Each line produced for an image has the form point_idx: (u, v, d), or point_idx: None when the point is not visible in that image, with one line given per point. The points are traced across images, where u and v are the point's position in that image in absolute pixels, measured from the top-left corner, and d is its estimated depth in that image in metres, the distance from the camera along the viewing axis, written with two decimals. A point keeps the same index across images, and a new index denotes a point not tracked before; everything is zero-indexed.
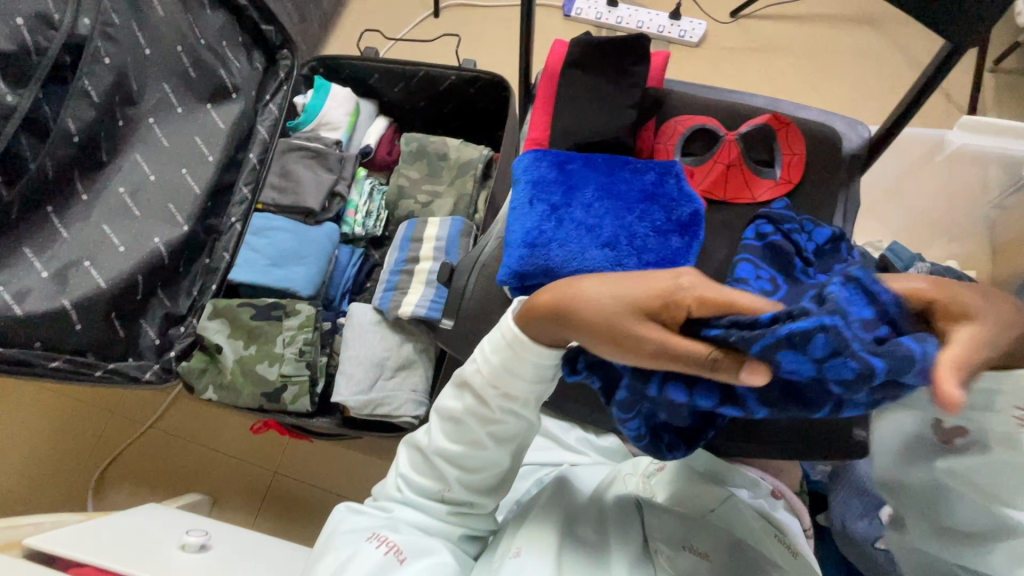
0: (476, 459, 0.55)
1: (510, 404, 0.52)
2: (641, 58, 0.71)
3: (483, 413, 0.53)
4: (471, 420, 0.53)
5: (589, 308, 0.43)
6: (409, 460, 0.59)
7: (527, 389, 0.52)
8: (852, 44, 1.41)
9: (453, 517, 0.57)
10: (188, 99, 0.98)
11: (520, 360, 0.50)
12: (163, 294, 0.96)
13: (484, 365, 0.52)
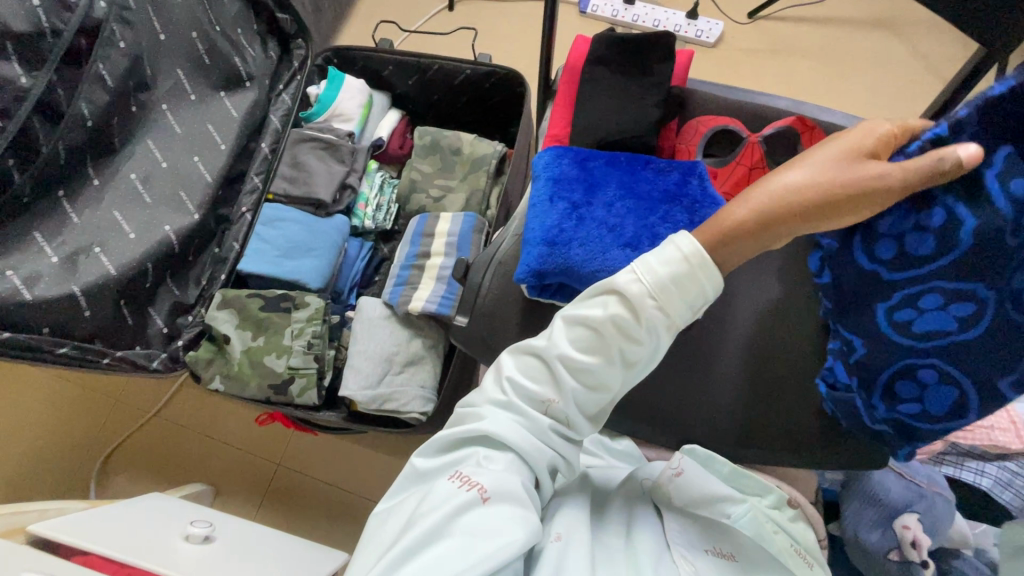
0: (601, 377, 0.50)
1: (660, 316, 0.47)
2: (665, 57, 0.70)
3: (625, 323, 0.47)
4: (610, 331, 0.48)
5: (804, 197, 0.44)
6: (518, 364, 0.52)
7: (684, 310, 0.47)
8: (871, 48, 1.39)
9: (555, 436, 0.51)
10: (201, 86, 0.97)
11: (693, 276, 0.45)
12: (172, 282, 0.96)
13: (645, 273, 0.46)
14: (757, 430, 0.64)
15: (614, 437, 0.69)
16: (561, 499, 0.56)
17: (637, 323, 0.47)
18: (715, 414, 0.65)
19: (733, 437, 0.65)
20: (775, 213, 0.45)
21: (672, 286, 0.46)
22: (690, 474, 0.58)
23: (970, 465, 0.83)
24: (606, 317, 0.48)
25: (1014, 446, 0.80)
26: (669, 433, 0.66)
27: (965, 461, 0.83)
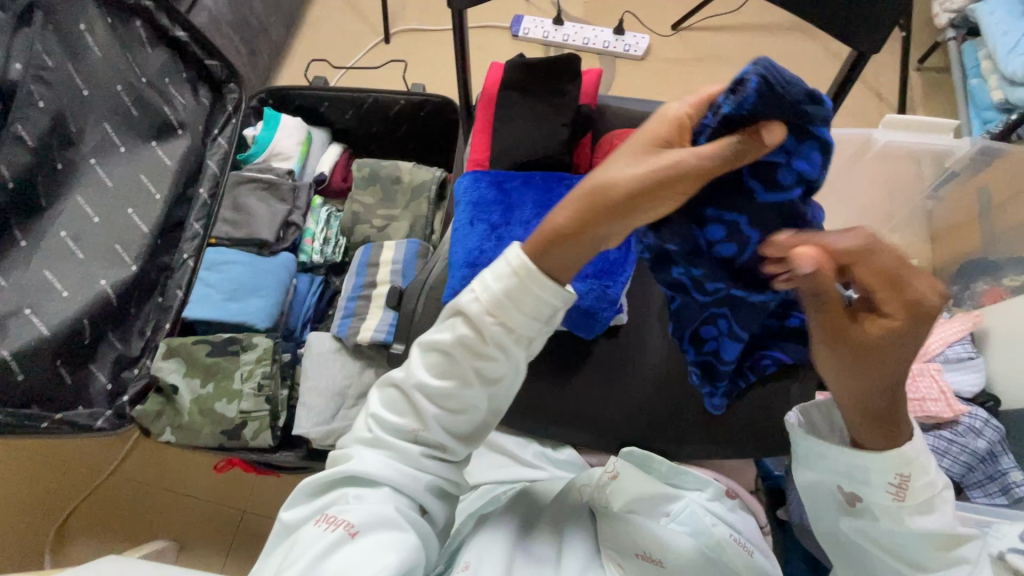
0: (460, 399, 0.52)
1: (505, 330, 0.49)
2: (574, 77, 0.74)
3: (475, 341, 0.49)
4: (460, 352, 0.50)
5: (619, 191, 0.45)
6: (383, 399, 0.54)
7: (525, 322, 0.48)
8: (787, 50, 1.47)
9: (429, 461, 0.53)
10: (131, 137, 0.97)
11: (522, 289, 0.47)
12: (114, 336, 0.94)
13: (481, 291, 0.49)
14: (691, 425, 0.66)
15: (557, 447, 0.69)
16: (487, 526, 0.56)
17: (484, 342, 0.49)
18: (655, 416, 0.66)
19: (669, 434, 0.66)
20: (600, 209, 0.46)
21: (515, 303, 0.47)
22: (626, 478, 0.60)
23: None
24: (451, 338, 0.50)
25: (946, 416, 0.87)
26: (610, 438, 0.67)
27: None
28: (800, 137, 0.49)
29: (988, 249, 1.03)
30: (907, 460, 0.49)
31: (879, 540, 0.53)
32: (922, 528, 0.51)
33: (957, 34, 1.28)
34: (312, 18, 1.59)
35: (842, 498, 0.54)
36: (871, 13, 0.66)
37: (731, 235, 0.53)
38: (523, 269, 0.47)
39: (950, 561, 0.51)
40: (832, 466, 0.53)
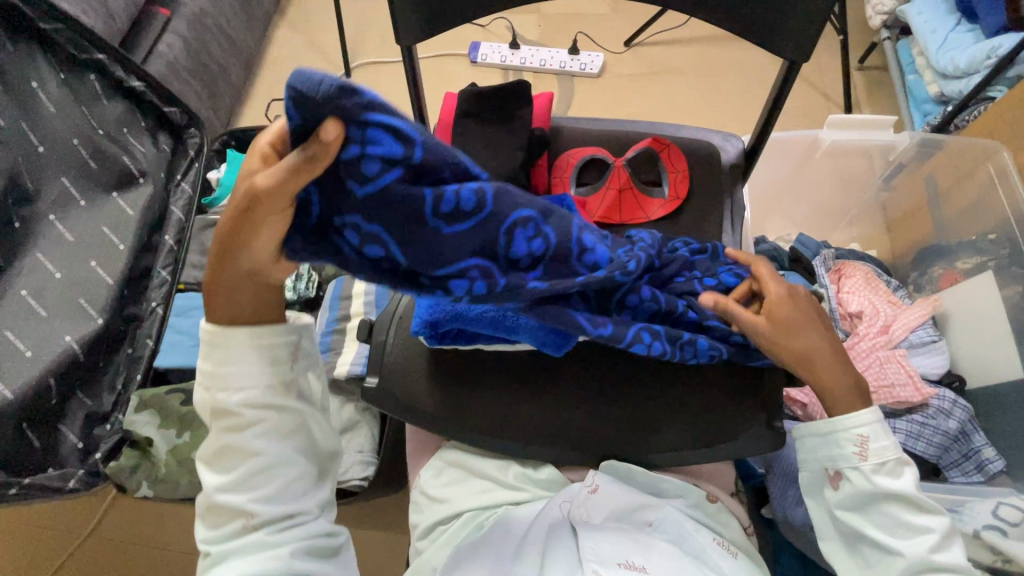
0: (257, 469, 0.56)
1: (254, 396, 0.55)
2: (523, 102, 0.79)
3: (232, 420, 0.55)
4: (227, 435, 0.55)
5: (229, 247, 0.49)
6: (205, 527, 0.57)
7: (263, 372, 0.56)
8: (736, 59, 1.53)
9: (270, 534, 0.55)
10: (90, 189, 0.96)
11: (241, 356, 0.55)
12: (82, 393, 0.92)
13: (208, 381, 0.56)
14: (671, 433, 0.64)
15: (536, 466, 0.66)
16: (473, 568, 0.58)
17: (237, 413, 0.55)
18: (634, 425, 0.65)
19: (650, 444, 0.64)
20: (224, 278, 0.52)
21: (251, 371, 0.55)
22: (605, 489, 0.61)
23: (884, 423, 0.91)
24: (217, 433, 0.56)
25: (916, 400, 0.89)
26: (588, 452, 0.65)
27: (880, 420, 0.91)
28: (361, 124, 0.38)
29: (939, 234, 1.07)
30: (861, 423, 0.61)
31: (863, 515, 0.61)
32: (891, 493, 0.60)
33: (891, 34, 1.36)
34: (272, 58, 1.61)
35: (828, 481, 0.63)
36: (799, 24, 0.70)
37: (369, 239, 0.44)
38: (238, 350, 0.55)
39: (919, 529, 0.59)
40: (813, 449, 0.64)
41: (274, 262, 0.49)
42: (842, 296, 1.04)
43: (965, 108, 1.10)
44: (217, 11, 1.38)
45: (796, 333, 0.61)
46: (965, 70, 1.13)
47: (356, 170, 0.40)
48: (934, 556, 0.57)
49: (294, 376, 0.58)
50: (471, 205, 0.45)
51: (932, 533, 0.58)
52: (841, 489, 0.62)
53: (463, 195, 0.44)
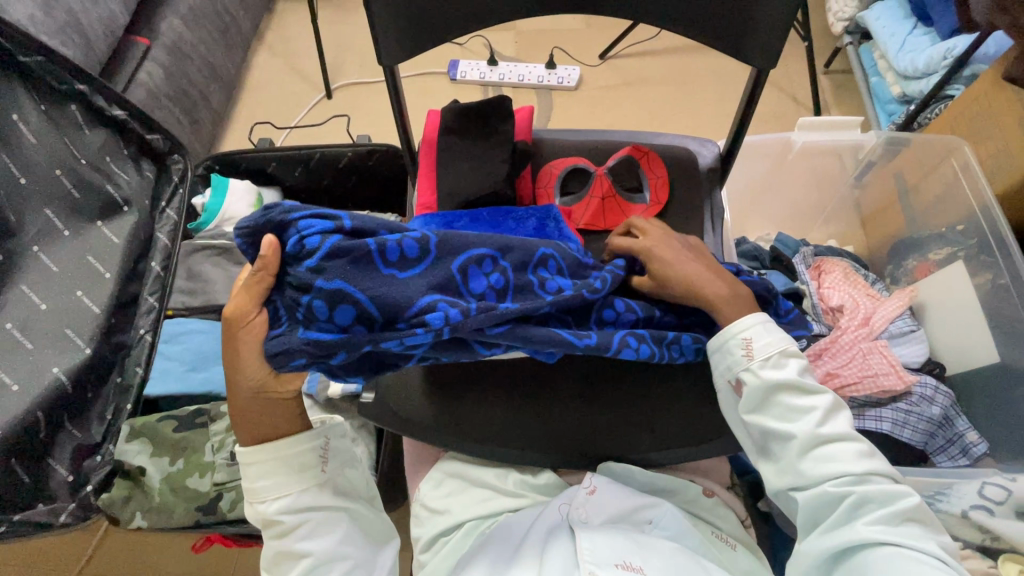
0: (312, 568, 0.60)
1: (293, 501, 0.62)
2: (504, 117, 0.81)
3: (277, 528, 0.61)
4: (281, 543, 0.61)
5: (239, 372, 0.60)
6: None
7: (301, 476, 0.63)
8: (708, 67, 1.58)
9: None
10: (75, 220, 0.96)
11: (282, 465, 0.62)
12: (72, 425, 0.90)
13: (255, 499, 0.62)
14: (664, 431, 0.66)
15: (535, 470, 0.68)
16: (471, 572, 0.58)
17: (278, 519, 0.61)
18: (628, 424, 0.66)
19: (646, 444, 0.66)
20: (239, 409, 0.62)
21: (282, 480, 0.62)
22: (603, 491, 0.63)
23: (871, 413, 0.93)
24: (271, 543, 0.62)
25: (899, 388, 0.92)
26: (585, 454, 0.66)
27: (867, 410, 0.94)
28: (286, 227, 0.50)
29: (911, 228, 1.12)
30: (746, 325, 0.61)
31: (764, 412, 0.60)
32: (782, 383, 0.59)
33: (852, 39, 1.43)
34: (252, 82, 1.62)
35: (732, 392, 0.62)
36: (764, 33, 0.73)
37: (331, 296, 0.48)
38: (268, 463, 0.62)
39: (807, 410, 0.59)
40: (719, 363, 0.62)
41: (273, 375, 0.61)
42: (822, 292, 1.07)
43: (927, 106, 1.15)
44: (196, 39, 1.39)
45: (669, 266, 0.64)
46: (924, 70, 1.18)
47: (301, 248, 0.49)
48: (822, 431, 0.58)
49: (326, 477, 0.64)
50: (416, 252, 0.52)
51: (819, 410, 0.59)
52: (746, 395, 0.60)
53: (404, 243, 0.51)
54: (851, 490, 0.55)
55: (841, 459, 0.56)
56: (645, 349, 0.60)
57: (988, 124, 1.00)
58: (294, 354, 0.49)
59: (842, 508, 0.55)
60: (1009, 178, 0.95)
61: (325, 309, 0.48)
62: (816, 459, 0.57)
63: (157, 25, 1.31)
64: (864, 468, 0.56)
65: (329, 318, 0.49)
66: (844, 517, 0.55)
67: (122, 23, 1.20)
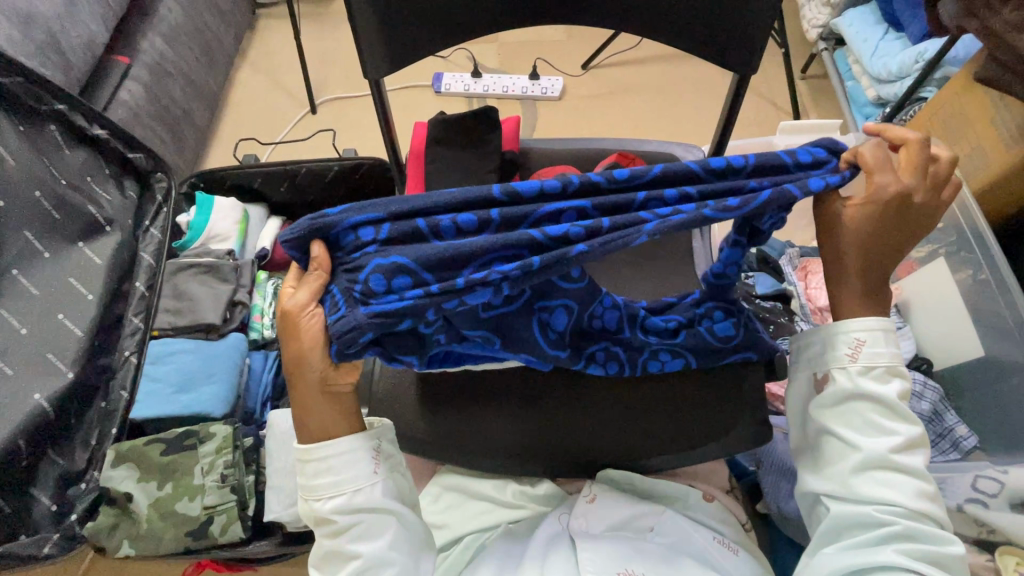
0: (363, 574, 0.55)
1: (348, 500, 0.56)
2: (492, 126, 0.81)
3: (329, 527, 0.56)
4: (335, 543, 0.56)
5: (300, 375, 0.54)
6: None
7: (359, 473, 0.57)
8: (688, 75, 1.61)
9: None
10: (55, 241, 0.93)
11: (342, 460, 0.56)
12: (55, 453, 0.87)
13: (311, 491, 0.57)
14: (660, 435, 0.66)
15: (534, 481, 0.66)
16: None
17: (333, 519, 0.56)
18: (626, 429, 0.66)
19: (646, 449, 0.65)
20: (305, 405, 0.56)
21: (341, 478, 0.56)
22: (602, 500, 0.62)
23: None
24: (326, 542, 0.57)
25: None
26: (583, 463, 0.66)
27: None
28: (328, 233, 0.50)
29: None
30: (863, 326, 0.57)
31: (839, 415, 0.58)
32: (872, 396, 0.57)
33: (827, 45, 1.46)
34: (236, 99, 1.62)
35: (813, 383, 0.61)
36: (744, 41, 0.75)
37: (395, 267, 0.47)
38: (327, 460, 0.56)
39: (887, 432, 0.56)
40: (811, 351, 0.61)
41: (334, 367, 0.55)
42: (810, 292, 1.08)
43: (901, 109, 1.19)
44: (177, 57, 1.38)
45: (842, 233, 0.56)
46: (897, 74, 1.21)
47: (358, 242, 0.49)
48: (892, 458, 0.55)
49: (382, 478, 0.58)
50: (472, 223, 0.48)
51: (900, 436, 0.56)
52: (827, 393, 0.59)
53: (458, 218, 0.48)
54: (897, 521, 0.54)
55: (896, 489, 0.55)
56: (613, 362, 0.64)
57: (960, 125, 1.03)
58: (363, 330, 0.48)
59: (875, 532, 0.54)
60: (984, 176, 0.98)
61: (382, 283, 0.48)
62: (870, 479, 0.56)
63: (138, 43, 1.30)
64: (916, 505, 0.54)
65: (388, 289, 0.48)
66: (873, 539, 0.54)
67: (101, 42, 1.19)
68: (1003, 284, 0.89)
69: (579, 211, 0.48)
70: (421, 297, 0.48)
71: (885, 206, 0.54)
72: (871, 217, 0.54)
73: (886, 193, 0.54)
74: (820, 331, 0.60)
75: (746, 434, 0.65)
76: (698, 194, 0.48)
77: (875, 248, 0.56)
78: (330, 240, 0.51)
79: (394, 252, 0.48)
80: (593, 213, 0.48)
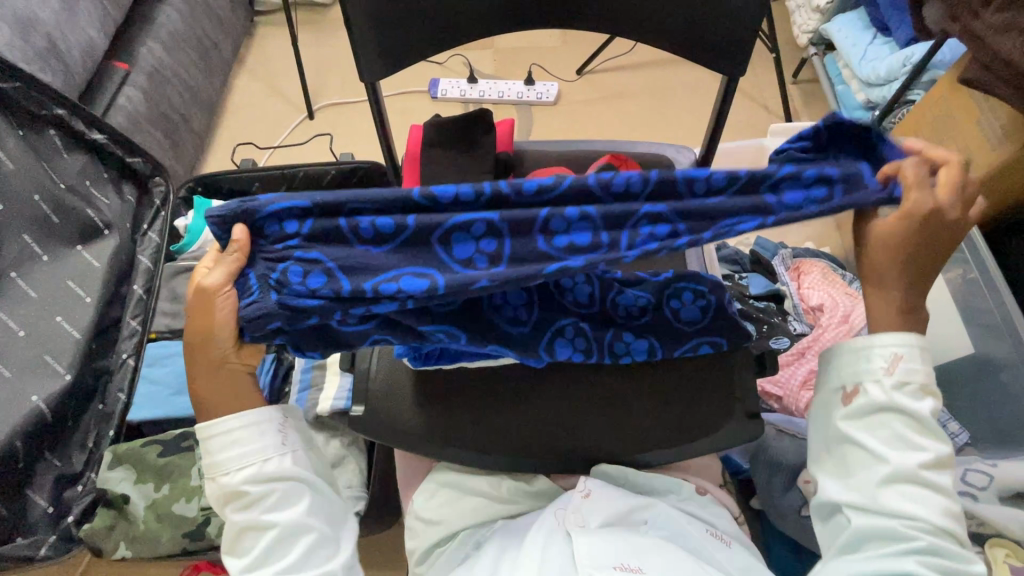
0: (276, 541, 0.60)
1: (258, 472, 0.61)
2: (486, 128, 0.82)
3: (241, 500, 0.61)
4: (248, 515, 0.60)
5: (199, 352, 0.57)
6: None
7: (264, 448, 0.61)
8: (681, 80, 1.63)
9: None
10: (54, 245, 0.94)
11: (248, 435, 0.61)
12: (52, 455, 0.88)
13: (219, 470, 0.61)
14: (653, 430, 0.66)
15: (530, 478, 0.67)
16: None
17: (244, 490, 0.60)
18: (618, 424, 0.67)
19: (639, 444, 0.66)
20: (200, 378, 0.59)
21: (248, 450, 0.61)
22: (598, 494, 0.62)
23: None
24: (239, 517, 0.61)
25: None
26: (579, 459, 0.66)
27: None
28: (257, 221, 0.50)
29: None
30: (899, 349, 0.54)
31: (867, 427, 0.54)
32: (904, 409, 0.53)
33: (817, 50, 1.49)
34: (234, 105, 1.63)
35: (840, 397, 0.56)
36: (732, 44, 0.76)
37: (317, 266, 0.49)
38: (235, 432, 0.61)
39: (916, 447, 0.53)
40: (842, 362, 0.56)
41: (235, 350, 0.58)
42: (801, 292, 1.11)
43: (891, 111, 1.21)
44: (176, 63, 1.40)
45: (872, 253, 0.52)
46: (886, 77, 1.24)
47: (281, 233, 0.50)
48: (920, 474, 0.52)
49: (288, 448, 0.64)
50: (390, 227, 0.48)
51: (928, 453, 0.53)
52: (855, 405, 0.55)
53: (374, 222, 0.48)
54: (921, 535, 0.51)
55: (920, 503, 0.52)
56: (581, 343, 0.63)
57: (948, 126, 1.04)
58: (270, 318, 0.51)
59: (898, 543, 0.51)
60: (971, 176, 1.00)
61: (299, 279, 0.49)
62: (896, 492, 0.52)
63: (136, 50, 1.31)
64: (942, 523, 0.51)
65: (301, 283, 0.49)
66: (896, 551, 0.51)
67: (101, 49, 1.21)
68: (990, 281, 0.91)
69: (489, 224, 0.47)
70: (331, 298, 0.49)
71: (915, 229, 0.49)
72: (894, 241, 0.50)
73: (920, 212, 0.48)
74: (855, 342, 0.56)
75: (739, 429, 0.66)
76: (598, 215, 0.47)
77: (902, 272, 0.52)
78: (251, 226, 0.50)
79: (316, 249, 0.49)
80: (503, 229, 0.48)
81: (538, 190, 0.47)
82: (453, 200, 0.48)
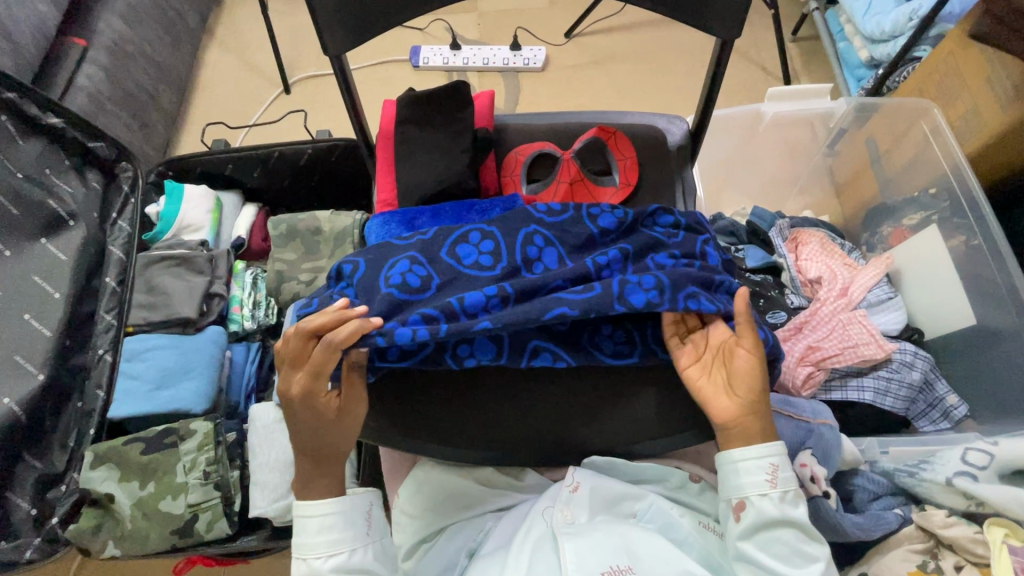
0: None
1: (346, 558, 0.57)
2: (464, 103, 0.77)
3: None
4: None
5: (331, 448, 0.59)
6: None
7: (357, 533, 0.58)
8: (675, 40, 1.55)
9: None
10: (15, 239, 0.89)
11: (342, 521, 0.58)
12: (31, 456, 0.85)
13: (309, 554, 0.57)
14: (648, 420, 0.64)
15: (519, 473, 0.66)
16: None
17: None
18: (610, 414, 0.64)
19: (632, 435, 0.64)
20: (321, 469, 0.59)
21: (339, 537, 0.58)
22: (586, 487, 0.60)
23: (852, 384, 0.93)
24: None
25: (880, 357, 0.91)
26: (566, 450, 0.64)
27: (848, 381, 0.94)
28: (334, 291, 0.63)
29: (885, 194, 1.11)
30: (774, 451, 0.59)
31: (761, 544, 0.57)
32: (792, 522, 0.57)
33: (818, 5, 1.40)
34: (206, 81, 1.55)
35: (730, 511, 0.59)
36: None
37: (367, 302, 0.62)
38: (329, 518, 0.58)
39: (808, 558, 0.56)
40: (727, 477, 0.60)
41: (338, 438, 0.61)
42: (800, 265, 1.06)
43: (895, 70, 1.15)
44: (139, 37, 1.31)
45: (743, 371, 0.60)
46: (891, 33, 1.17)
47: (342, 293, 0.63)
48: None
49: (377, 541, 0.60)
50: (416, 285, 0.61)
51: (820, 562, 0.57)
52: (745, 520, 0.58)
53: (408, 277, 0.61)
54: None
55: None
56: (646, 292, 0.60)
57: (954, 86, 0.99)
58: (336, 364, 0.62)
59: None
60: (978, 139, 0.95)
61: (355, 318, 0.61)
62: None
63: (93, 24, 1.23)
64: None
65: None
66: None
67: (53, 23, 1.12)
68: (995, 249, 0.86)
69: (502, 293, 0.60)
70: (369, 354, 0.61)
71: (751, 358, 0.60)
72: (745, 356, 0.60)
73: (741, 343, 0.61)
74: (736, 454, 0.59)
75: None
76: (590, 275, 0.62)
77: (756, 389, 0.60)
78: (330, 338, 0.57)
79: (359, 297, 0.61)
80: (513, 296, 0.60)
81: (544, 241, 0.65)
82: (470, 265, 0.63)
